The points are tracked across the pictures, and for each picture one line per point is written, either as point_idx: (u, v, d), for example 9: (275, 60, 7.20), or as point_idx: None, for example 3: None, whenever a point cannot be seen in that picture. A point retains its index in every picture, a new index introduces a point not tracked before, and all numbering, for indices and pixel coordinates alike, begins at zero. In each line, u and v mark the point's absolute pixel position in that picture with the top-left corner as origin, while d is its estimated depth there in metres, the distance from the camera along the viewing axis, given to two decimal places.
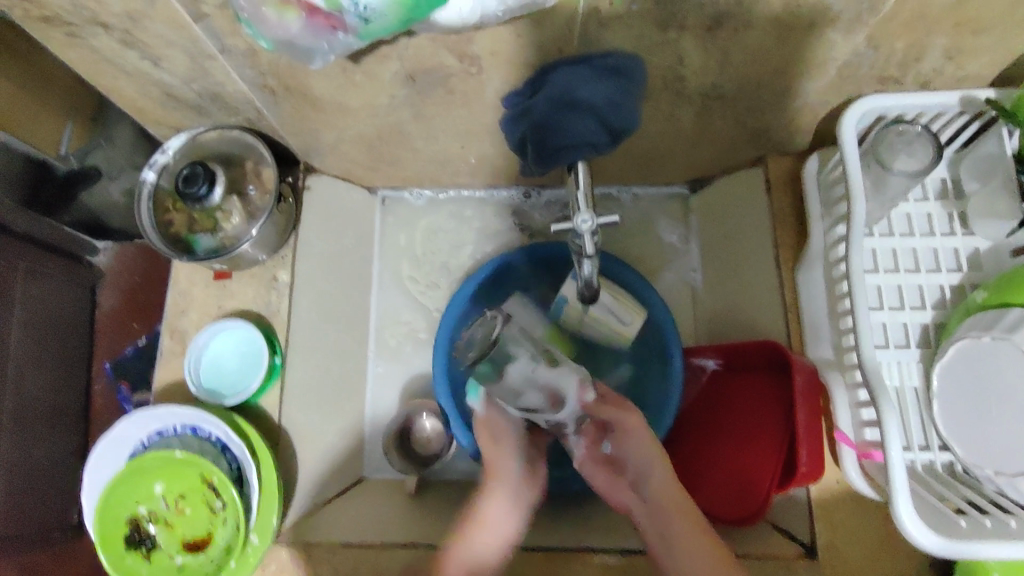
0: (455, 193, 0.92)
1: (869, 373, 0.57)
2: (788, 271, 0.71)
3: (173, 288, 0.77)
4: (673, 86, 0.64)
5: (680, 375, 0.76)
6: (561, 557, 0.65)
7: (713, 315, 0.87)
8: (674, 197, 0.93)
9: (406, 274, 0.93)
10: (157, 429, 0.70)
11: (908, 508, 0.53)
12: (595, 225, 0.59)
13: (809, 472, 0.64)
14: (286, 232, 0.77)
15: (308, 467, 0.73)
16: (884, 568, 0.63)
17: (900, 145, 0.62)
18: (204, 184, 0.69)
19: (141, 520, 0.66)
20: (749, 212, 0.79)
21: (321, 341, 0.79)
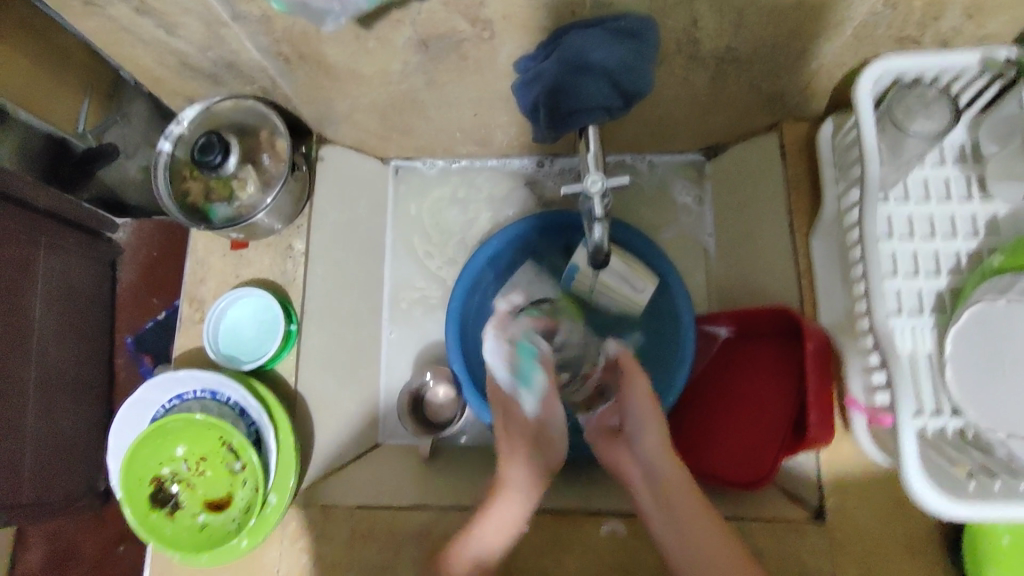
0: (467, 162, 0.93)
1: (882, 337, 0.56)
2: (801, 237, 0.71)
3: (191, 257, 0.78)
4: (686, 49, 0.63)
5: (690, 336, 0.77)
6: (572, 518, 0.67)
7: (727, 282, 0.87)
8: (688, 165, 0.93)
9: (419, 242, 0.93)
10: (177, 393, 0.72)
11: (917, 470, 0.53)
12: (606, 186, 0.59)
13: (821, 437, 0.64)
14: (300, 201, 0.78)
15: (323, 432, 0.75)
16: (893, 535, 0.63)
17: (917, 108, 0.61)
18: (219, 153, 0.70)
19: (164, 480, 0.69)
20: (763, 179, 0.79)
21: (336, 309, 0.80)
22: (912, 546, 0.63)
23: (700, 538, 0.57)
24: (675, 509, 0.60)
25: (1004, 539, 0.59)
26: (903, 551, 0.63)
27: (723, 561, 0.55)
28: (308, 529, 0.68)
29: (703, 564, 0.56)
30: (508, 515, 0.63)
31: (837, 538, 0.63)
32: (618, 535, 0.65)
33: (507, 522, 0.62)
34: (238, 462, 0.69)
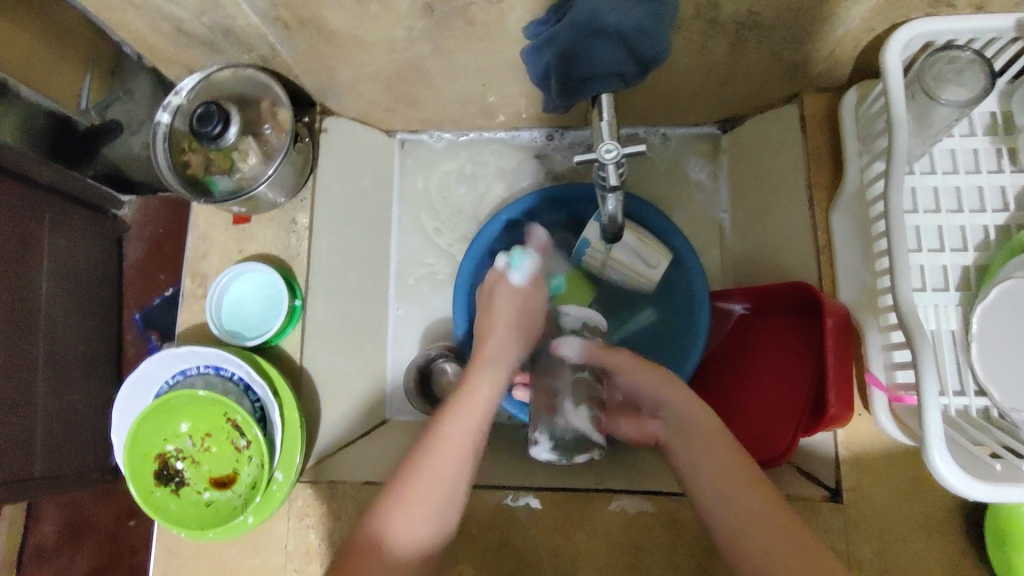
0: (474, 135, 0.90)
1: (906, 315, 0.54)
2: (821, 211, 0.69)
3: (193, 232, 0.76)
4: (706, 13, 0.61)
5: (705, 312, 0.75)
6: (583, 497, 0.65)
7: (741, 258, 0.85)
8: (703, 138, 0.90)
9: (426, 218, 0.91)
10: (181, 369, 0.71)
11: (942, 451, 0.52)
12: (621, 155, 0.56)
13: (838, 415, 0.62)
14: (303, 174, 0.76)
15: (330, 409, 0.74)
16: (913, 515, 0.61)
17: (947, 75, 0.58)
18: (218, 124, 0.68)
19: (169, 456, 0.68)
20: (782, 150, 0.76)
21: (341, 285, 0.78)
22: (930, 526, 0.61)
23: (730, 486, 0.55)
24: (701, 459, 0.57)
25: None
26: (920, 532, 0.61)
27: None
28: (315, 505, 0.67)
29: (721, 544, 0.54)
30: (420, 503, 0.56)
31: (855, 518, 0.62)
32: (631, 513, 0.64)
33: (425, 500, 0.56)
34: (244, 439, 0.67)
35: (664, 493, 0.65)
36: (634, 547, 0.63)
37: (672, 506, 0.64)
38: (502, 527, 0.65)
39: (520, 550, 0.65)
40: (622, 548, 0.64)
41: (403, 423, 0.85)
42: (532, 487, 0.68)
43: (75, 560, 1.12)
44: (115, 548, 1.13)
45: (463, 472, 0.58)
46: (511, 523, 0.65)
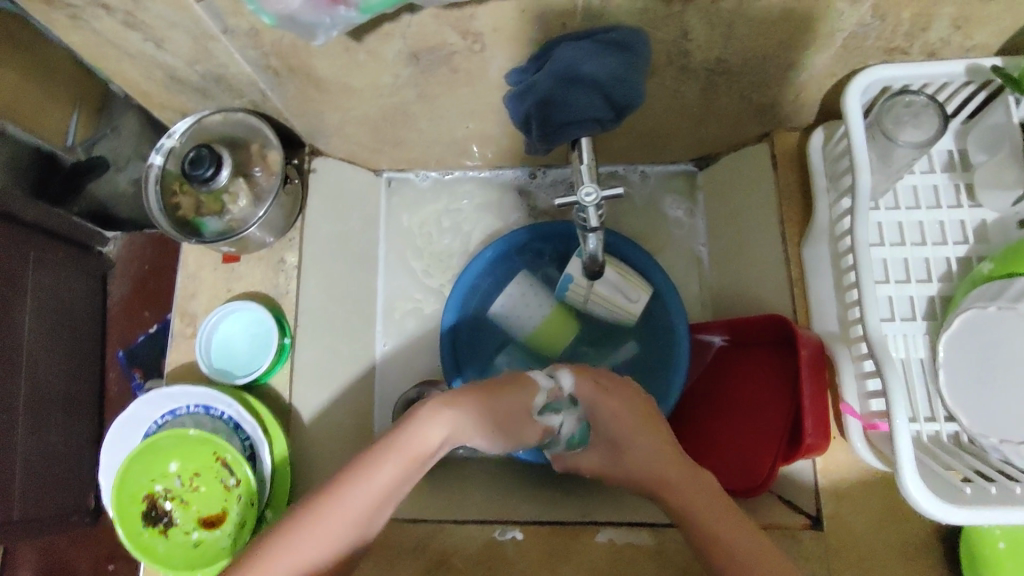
0: (460, 173, 0.93)
1: (876, 344, 0.57)
2: (793, 245, 0.72)
3: (182, 273, 0.77)
4: (677, 61, 0.64)
5: (686, 345, 0.78)
6: (569, 530, 0.66)
7: (720, 289, 0.88)
8: (680, 174, 0.93)
9: (412, 254, 0.93)
10: (170, 409, 0.71)
11: (914, 476, 0.53)
12: (599, 198, 0.59)
13: (815, 444, 0.64)
14: (292, 215, 0.78)
15: (318, 446, 0.74)
16: (890, 541, 0.63)
17: (906, 117, 0.62)
18: (209, 167, 0.69)
19: (157, 496, 0.68)
20: (755, 187, 0.79)
21: (329, 322, 0.80)
22: (907, 552, 0.63)
23: (721, 528, 0.52)
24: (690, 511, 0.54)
25: (1000, 542, 0.60)
26: (896, 557, 0.63)
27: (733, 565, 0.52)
28: None
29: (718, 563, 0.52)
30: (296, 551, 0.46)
31: (835, 546, 0.63)
32: (616, 546, 0.65)
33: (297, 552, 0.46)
34: (233, 478, 0.68)
35: (649, 525, 0.66)
36: None
37: (657, 538, 0.65)
38: (489, 564, 0.66)
39: None
40: None
41: None
42: (518, 521, 0.69)
43: None
44: None
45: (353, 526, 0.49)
46: (499, 559, 0.66)
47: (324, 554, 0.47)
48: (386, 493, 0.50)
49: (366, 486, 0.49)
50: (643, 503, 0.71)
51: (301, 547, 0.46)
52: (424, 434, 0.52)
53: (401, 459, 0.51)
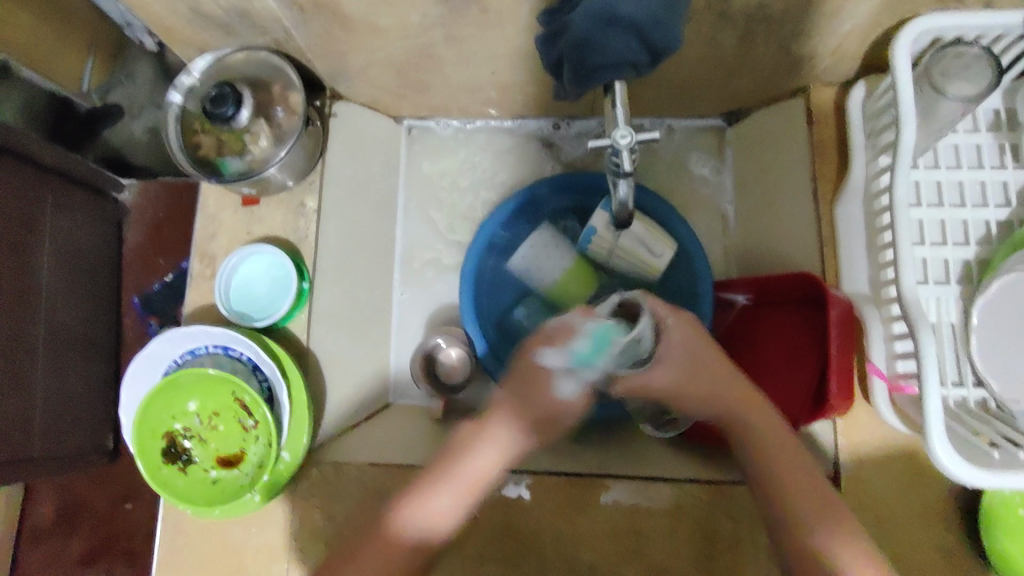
0: (482, 123, 0.91)
1: (909, 305, 0.56)
2: (825, 204, 0.69)
3: (201, 214, 0.76)
4: (717, 6, 0.61)
5: (710, 302, 0.77)
6: (586, 481, 0.67)
7: (745, 248, 0.86)
8: (710, 130, 0.91)
9: (432, 204, 0.92)
10: (188, 348, 0.71)
11: (942, 436, 0.52)
12: (635, 140, 0.57)
13: (838, 405, 0.63)
14: (315, 157, 0.77)
15: (336, 391, 0.75)
16: (908, 502, 0.63)
17: (956, 69, 0.59)
18: (232, 105, 0.68)
19: (177, 434, 0.69)
20: (787, 144, 0.76)
21: (348, 268, 0.79)
22: (926, 514, 0.63)
23: (794, 483, 0.55)
24: (766, 455, 0.57)
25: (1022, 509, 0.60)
26: (914, 518, 0.63)
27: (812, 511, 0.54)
28: (320, 486, 0.68)
29: (806, 510, 0.54)
30: (421, 517, 0.57)
31: (852, 505, 0.63)
32: (633, 496, 0.66)
33: (427, 516, 0.57)
34: (252, 419, 0.69)
35: (666, 479, 0.66)
36: (636, 530, 0.65)
37: (674, 492, 0.65)
38: (505, 510, 0.66)
39: (525, 535, 0.66)
40: (625, 532, 0.65)
41: (408, 406, 0.85)
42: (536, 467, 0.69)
43: (71, 542, 1.13)
44: (113, 531, 1.13)
45: (460, 504, 0.58)
46: (512, 506, 0.66)
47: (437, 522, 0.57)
48: (505, 458, 0.59)
49: (461, 474, 0.58)
50: (660, 458, 0.71)
51: (418, 514, 0.57)
52: (468, 464, 0.58)
53: (453, 487, 0.57)
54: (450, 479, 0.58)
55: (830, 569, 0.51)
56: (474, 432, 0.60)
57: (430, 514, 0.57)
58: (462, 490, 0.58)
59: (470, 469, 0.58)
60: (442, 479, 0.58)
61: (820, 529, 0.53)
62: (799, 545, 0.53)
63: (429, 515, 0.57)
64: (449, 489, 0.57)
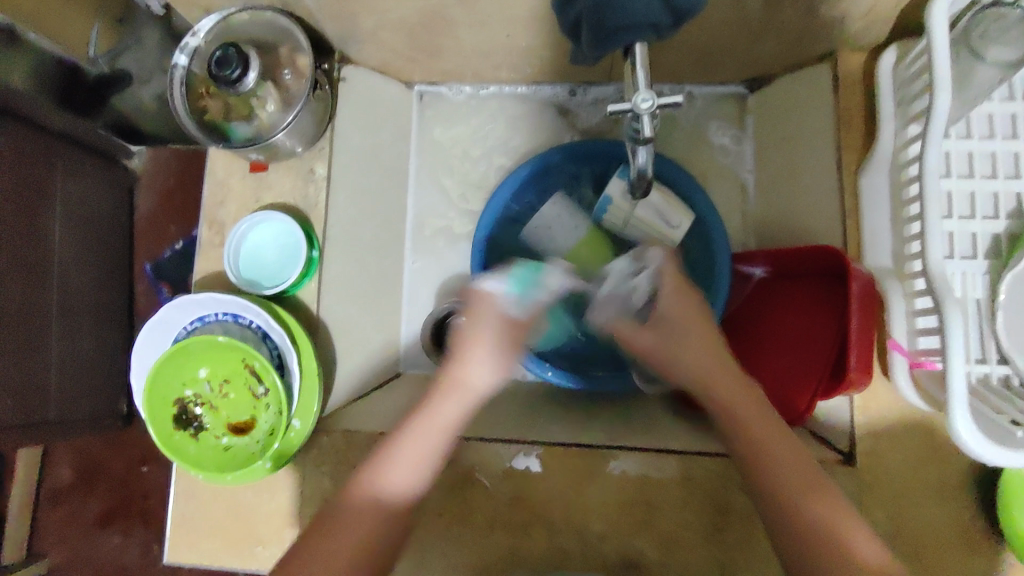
0: (496, 89, 0.89)
1: (935, 279, 0.54)
2: (849, 175, 0.67)
3: (210, 179, 0.75)
4: None
5: (728, 276, 0.75)
6: (596, 452, 0.66)
7: (764, 220, 0.84)
8: (731, 97, 0.88)
9: (444, 171, 0.90)
10: (198, 316, 0.71)
11: (964, 413, 0.51)
12: (656, 105, 0.54)
13: (857, 380, 0.61)
14: (323, 123, 0.75)
15: (346, 360, 0.74)
16: (924, 478, 0.62)
17: (995, 32, 0.56)
18: (238, 68, 0.66)
19: (188, 401, 0.69)
20: (811, 112, 0.73)
21: (358, 236, 0.78)
22: (941, 491, 0.62)
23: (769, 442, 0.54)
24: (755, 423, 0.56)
25: None
26: (929, 495, 0.62)
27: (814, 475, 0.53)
28: (330, 453, 0.68)
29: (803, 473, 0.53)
30: (411, 453, 0.56)
31: (867, 481, 0.62)
32: (644, 468, 0.65)
33: (417, 452, 0.56)
34: (262, 386, 0.69)
35: (677, 452, 0.65)
36: (646, 503, 0.65)
37: (685, 464, 0.65)
38: (515, 480, 0.66)
39: (536, 505, 0.66)
40: (635, 503, 0.65)
41: (418, 375, 0.85)
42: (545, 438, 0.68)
43: (88, 503, 1.15)
44: (128, 493, 1.15)
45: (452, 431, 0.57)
46: (523, 475, 0.66)
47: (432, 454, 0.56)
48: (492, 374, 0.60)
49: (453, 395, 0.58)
50: (671, 431, 0.71)
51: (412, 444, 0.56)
52: (461, 382, 0.59)
53: (450, 409, 0.57)
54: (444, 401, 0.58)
55: (841, 538, 0.49)
56: (460, 351, 0.60)
57: (426, 442, 0.56)
58: (454, 413, 0.58)
59: (459, 391, 0.58)
60: (439, 405, 0.58)
61: (815, 504, 0.51)
62: (800, 512, 0.51)
63: (396, 480, 0.54)
64: (441, 414, 0.57)
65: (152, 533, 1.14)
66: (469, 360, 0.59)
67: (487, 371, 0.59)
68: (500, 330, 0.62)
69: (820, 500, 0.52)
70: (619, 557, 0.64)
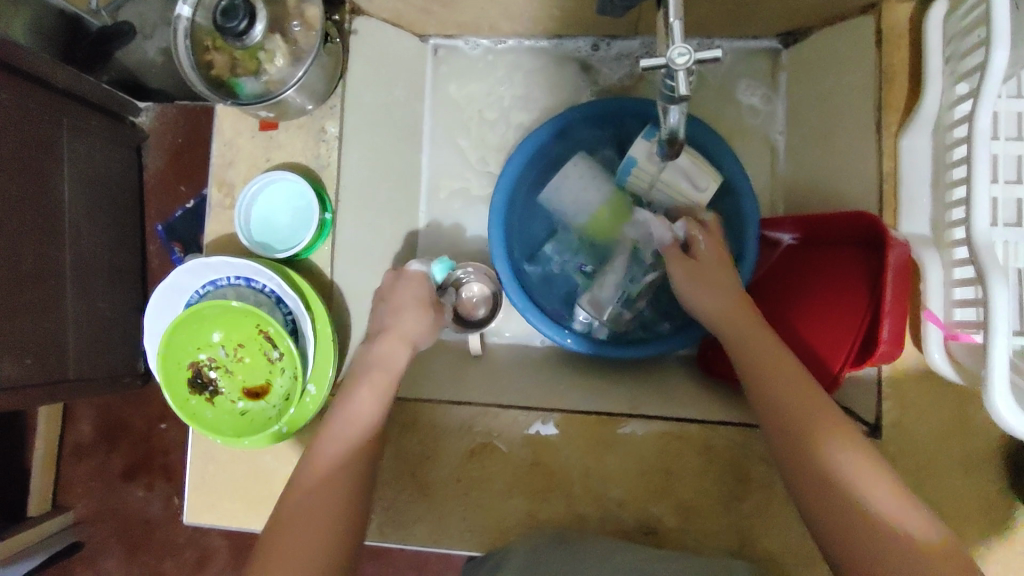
0: (515, 43, 0.86)
1: (979, 247, 0.51)
2: (890, 136, 0.63)
3: (218, 139, 0.72)
4: None
5: (753, 242, 0.72)
6: (614, 420, 0.65)
7: (793, 183, 0.81)
8: (761, 53, 0.84)
9: (460, 131, 0.87)
10: (210, 280, 0.69)
11: (1003, 388, 0.49)
12: (693, 59, 0.50)
13: (888, 352, 0.60)
14: (333, 79, 0.71)
15: (361, 325, 0.73)
16: (952, 451, 0.61)
17: None
18: (244, 18, 0.63)
19: (202, 365, 0.68)
20: (850, 68, 0.69)
21: (372, 197, 0.76)
22: (968, 464, 0.60)
23: (776, 389, 0.56)
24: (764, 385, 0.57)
25: None
26: (957, 468, 0.60)
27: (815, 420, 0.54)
28: None
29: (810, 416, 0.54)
30: (354, 414, 0.60)
31: (893, 453, 0.61)
32: (661, 438, 0.64)
33: (353, 412, 0.60)
34: (276, 350, 0.68)
35: (698, 422, 0.64)
36: (664, 471, 0.64)
37: (705, 434, 0.64)
38: (532, 449, 0.65)
39: (552, 472, 0.65)
40: (653, 472, 0.64)
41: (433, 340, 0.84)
42: (560, 404, 0.68)
43: (110, 459, 1.17)
44: (149, 449, 1.16)
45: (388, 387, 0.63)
46: (539, 443, 0.66)
47: (366, 415, 0.61)
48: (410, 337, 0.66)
49: (366, 362, 0.64)
50: (692, 400, 0.69)
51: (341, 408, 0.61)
52: (385, 352, 0.64)
53: (372, 373, 0.63)
54: (365, 371, 0.63)
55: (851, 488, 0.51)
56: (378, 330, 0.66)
57: (362, 405, 0.61)
58: (379, 382, 0.62)
59: (385, 359, 0.64)
60: (356, 370, 0.63)
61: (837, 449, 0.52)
62: (804, 459, 0.53)
63: (333, 447, 0.59)
64: (368, 382, 0.62)
65: (172, 489, 1.16)
66: (393, 326, 0.66)
67: (418, 330, 0.67)
68: (419, 304, 0.68)
69: (846, 445, 0.52)
70: (637, 523, 0.64)
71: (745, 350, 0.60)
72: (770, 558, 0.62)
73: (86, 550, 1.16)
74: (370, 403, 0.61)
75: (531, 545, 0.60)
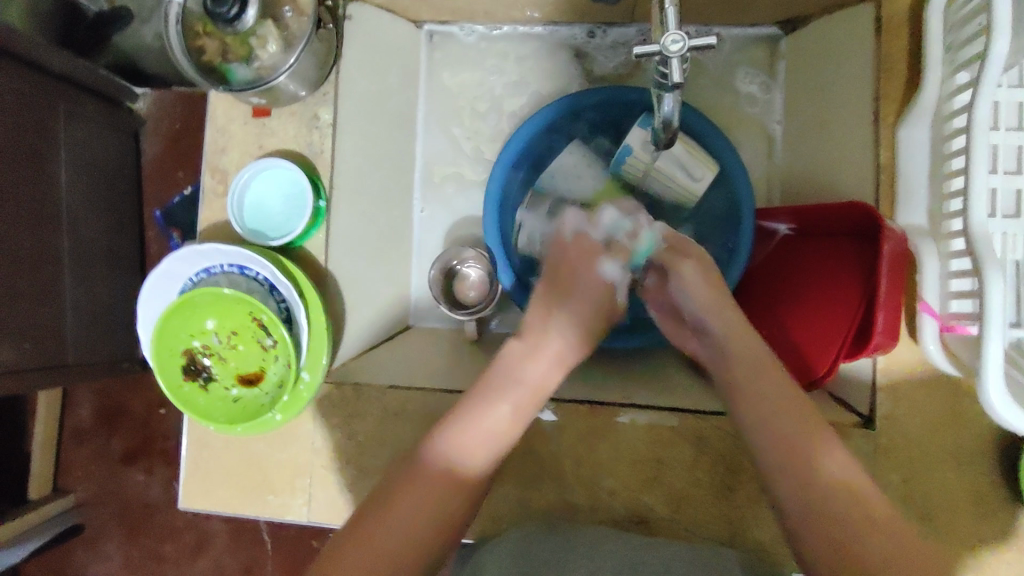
0: (510, 29, 0.85)
1: (978, 239, 0.51)
2: (887, 126, 0.63)
3: (210, 125, 0.72)
4: None
5: (751, 229, 0.71)
6: (607, 410, 0.65)
7: (789, 173, 0.80)
8: (759, 40, 0.83)
9: (455, 118, 0.86)
10: (204, 268, 0.69)
11: (997, 380, 0.49)
12: (687, 46, 0.50)
13: (883, 344, 0.59)
14: (327, 66, 0.71)
15: (355, 313, 0.73)
16: (945, 442, 0.60)
17: None
18: (232, 5, 0.63)
19: (196, 352, 0.69)
20: (849, 56, 0.68)
21: (366, 184, 0.75)
22: (961, 455, 0.60)
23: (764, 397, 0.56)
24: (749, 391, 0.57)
25: None
26: (949, 459, 0.60)
27: (791, 425, 0.54)
28: (340, 406, 0.68)
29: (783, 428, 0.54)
30: (477, 442, 0.56)
31: (885, 445, 0.60)
32: (652, 429, 0.64)
33: (478, 439, 0.56)
34: (271, 338, 0.68)
35: (690, 412, 0.64)
36: (656, 460, 0.64)
37: (698, 425, 0.63)
38: (525, 438, 0.65)
39: (545, 461, 0.65)
40: (644, 462, 0.64)
41: (427, 329, 0.84)
42: (552, 396, 0.67)
43: (110, 444, 1.17)
44: (148, 435, 1.17)
45: (524, 412, 0.59)
46: (532, 432, 0.65)
47: (490, 444, 0.57)
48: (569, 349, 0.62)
49: (508, 382, 0.59)
50: (685, 391, 0.69)
51: (460, 432, 0.56)
52: (536, 370, 0.60)
53: (513, 393, 0.59)
54: (511, 389, 0.59)
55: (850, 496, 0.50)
56: (533, 338, 0.62)
57: (494, 427, 0.57)
58: (521, 403, 0.59)
59: (527, 376, 0.60)
60: (484, 388, 0.59)
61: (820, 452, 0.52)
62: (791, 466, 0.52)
63: (438, 480, 0.54)
64: (509, 402, 0.58)
65: (171, 473, 1.16)
66: (559, 336, 0.62)
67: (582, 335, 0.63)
68: (575, 311, 0.63)
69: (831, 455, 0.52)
70: (628, 512, 0.64)
71: (742, 341, 0.59)
72: (761, 547, 0.62)
73: (87, 532, 1.17)
74: (499, 431, 0.57)
75: (524, 533, 0.60)
